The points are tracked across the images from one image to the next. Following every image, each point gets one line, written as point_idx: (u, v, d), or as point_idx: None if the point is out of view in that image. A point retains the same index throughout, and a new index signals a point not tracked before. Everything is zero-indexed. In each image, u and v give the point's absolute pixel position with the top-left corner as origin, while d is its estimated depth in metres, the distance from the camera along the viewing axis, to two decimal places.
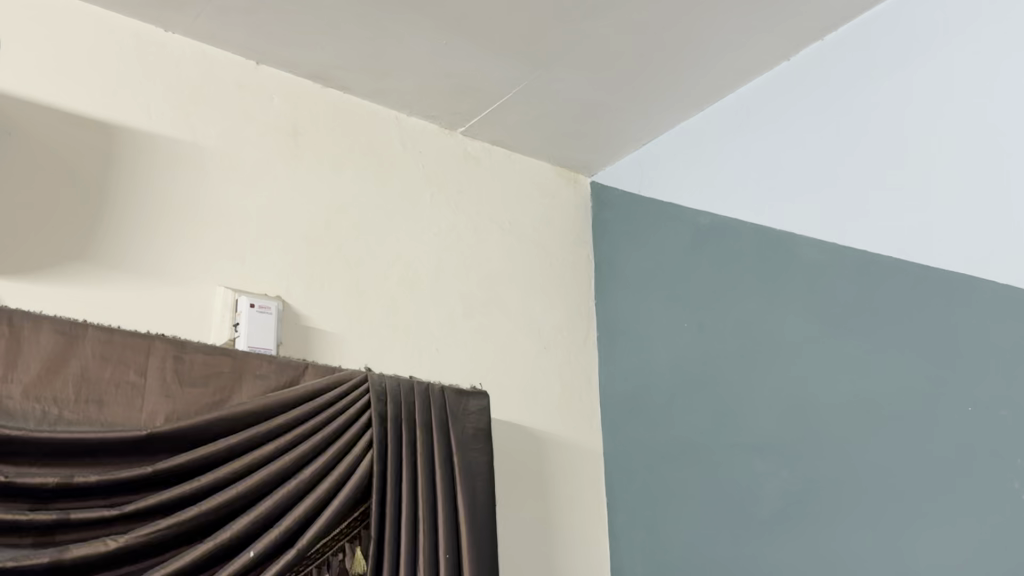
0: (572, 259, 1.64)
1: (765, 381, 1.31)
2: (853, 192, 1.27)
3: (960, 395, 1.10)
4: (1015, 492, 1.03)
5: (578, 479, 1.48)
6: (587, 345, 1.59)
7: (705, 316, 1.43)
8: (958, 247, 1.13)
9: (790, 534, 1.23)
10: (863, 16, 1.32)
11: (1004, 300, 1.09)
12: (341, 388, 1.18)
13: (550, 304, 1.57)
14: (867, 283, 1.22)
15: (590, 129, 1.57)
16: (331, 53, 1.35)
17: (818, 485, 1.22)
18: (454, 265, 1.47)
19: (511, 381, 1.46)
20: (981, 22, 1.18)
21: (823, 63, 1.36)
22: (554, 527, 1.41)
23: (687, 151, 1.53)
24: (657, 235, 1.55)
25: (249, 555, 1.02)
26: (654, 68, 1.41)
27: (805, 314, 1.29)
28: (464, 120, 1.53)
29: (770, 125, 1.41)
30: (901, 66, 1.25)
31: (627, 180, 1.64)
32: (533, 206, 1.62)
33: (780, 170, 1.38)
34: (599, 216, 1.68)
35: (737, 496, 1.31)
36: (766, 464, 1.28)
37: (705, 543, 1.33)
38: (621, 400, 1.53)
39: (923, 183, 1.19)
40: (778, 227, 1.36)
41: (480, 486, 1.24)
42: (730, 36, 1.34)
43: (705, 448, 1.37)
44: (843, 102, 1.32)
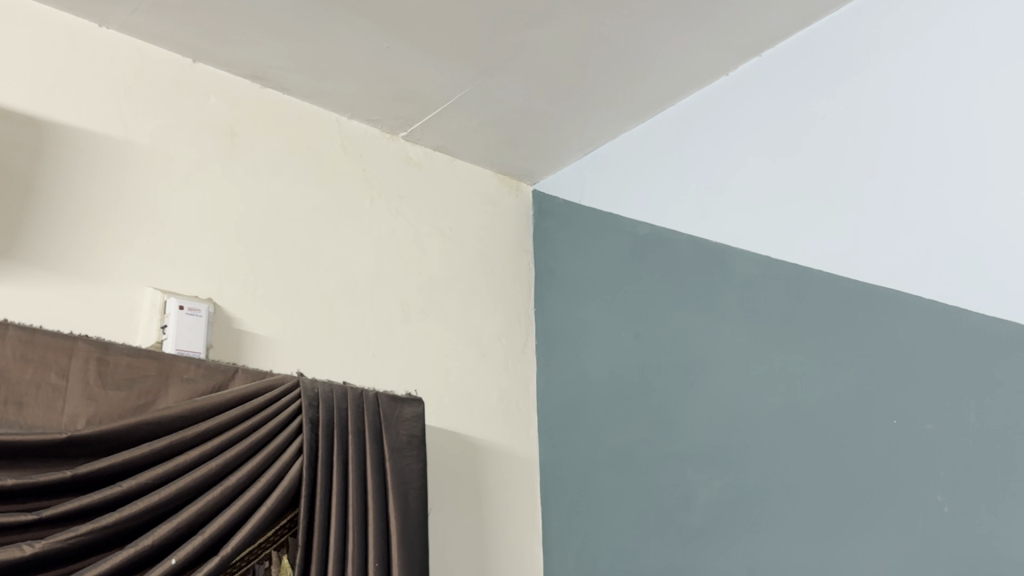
0: (513, 267, 1.63)
1: (699, 391, 1.32)
2: (788, 206, 1.29)
3: (886, 408, 1.12)
4: (939, 505, 1.04)
5: (514, 488, 1.47)
6: (525, 353, 1.59)
7: (642, 325, 1.44)
8: (887, 262, 1.16)
9: (721, 544, 1.23)
10: (801, 33, 1.34)
11: (929, 315, 1.11)
12: (271, 393, 1.16)
13: (489, 312, 1.56)
14: (799, 296, 1.24)
15: (533, 137, 1.57)
16: (271, 53, 1.33)
17: (749, 495, 1.22)
18: (393, 269, 1.45)
19: (448, 388, 1.45)
20: (914, 41, 1.20)
21: (763, 77, 1.38)
22: (489, 536, 1.41)
23: (628, 161, 1.54)
24: (597, 245, 1.55)
25: (171, 562, 0.99)
26: (597, 78, 1.42)
27: (740, 326, 1.30)
28: (406, 125, 1.52)
29: (709, 137, 1.43)
30: (837, 83, 1.28)
31: (568, 189, 1.65)
32: (474, 213, 1.62)
33: (718, 183, 1.39)
34: (540, 225, 1.69)
35: (670, 505, 1.31)
36: (699, 474, 1.29)
37: (637, 552, 1.33)
38: (559, 408, 1.53)
39: (854, 199, 1.21)
40: (714, 239, 1.37)
41: (412, 493, 1.23)
42: (673, 48, 1.35)
43: (639, 458, 1.37)
44: (779, 118, 1.34)
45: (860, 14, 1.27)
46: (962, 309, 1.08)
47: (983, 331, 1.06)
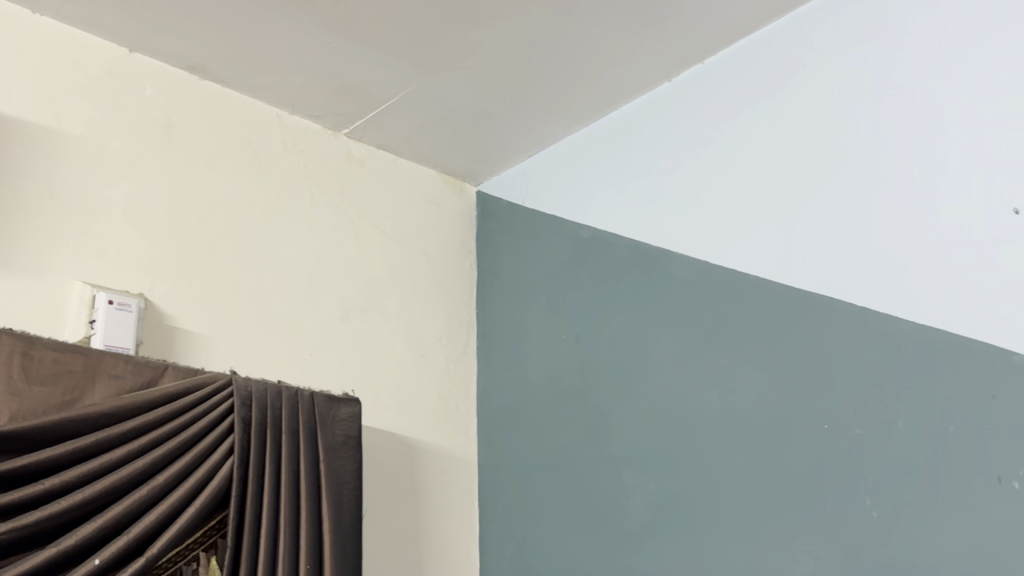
0: (455, 267, 1.63)
1: (637, 395, 1.33)
2: (726, 212, 1.30)
3: (817, 413, 1.13)
4: (866, 509, 1.06)
5: (451, 489, 1.46)
6: (465, 354, 1.58)
7: (582, 328, 1.44)
8: (820, 269, 1.17)
9: (655, 547, 1.24)
10: (743, 42, 1.36)
11: (859, 322, 1.12)
12: (202, 391, 1.14)
13: (430, 312, 1.55)
14: (736, 302, 1.25)
15: (477, 138, 1.56)
16: (210, 45, 1.31)
17: (683, 498, 1.23)
18: (332, 268, 1.44)
19: (386, 388, 1.43)
20: (851, 52, 1.22)
21: (705, 84, 1.39)
22: (425, 537, 1.39)
23: (571, 164, 1.54)
24: (540, 248, 1.55)
25: (95, 562, 0.96)
26: (542, 80, 1.42)
27: (678, 330, 1.31)
28: (349, 122, 1.50)
29: (651, 142, 1.44)
30: (776, 91, 1.29)
31: (512, 191, 1.65)
32: (417, 212, 1.61)
33: (657, 189, 1.40)
34: (483, 226, 1.68)
35: (606, 508, 1.32)
36: (635, 476, 1.29)
37: (572, 554, 1.33)
38: (498, 410, 1.52)
39: (791, 206, 1.23)
40: (654, 244, 1.38)
41: (347, 494, 1.21)
42: (619, 52, 1.36)
43: (577, 460, 1.38)
44: (721, 125, 1.35)
45: (798, 25, 1.29)
46: (892, 317, 1.09)
47: (912, 338, 1.07)
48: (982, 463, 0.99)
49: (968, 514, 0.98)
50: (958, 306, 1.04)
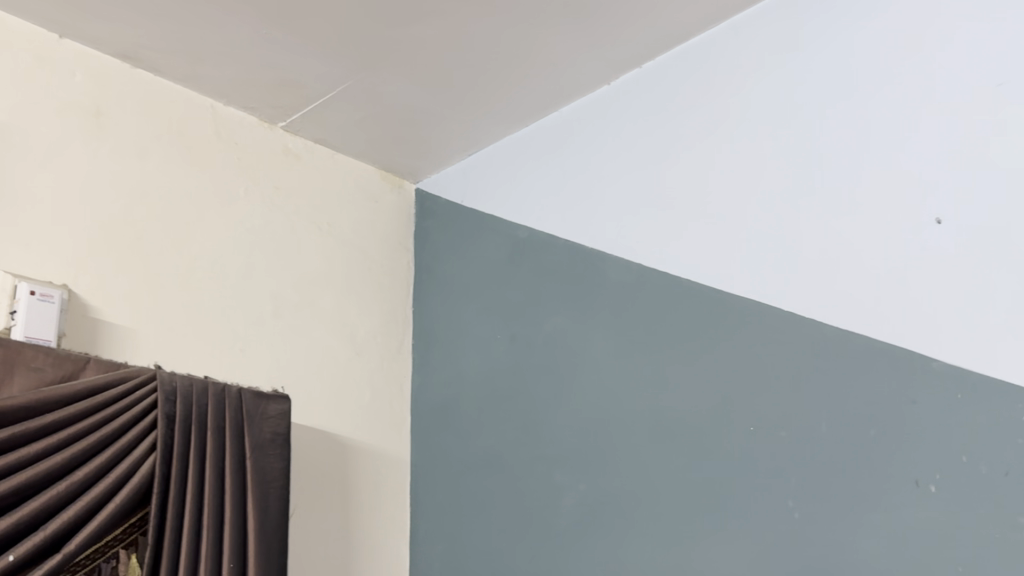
0: (391, 264, 1.62)
1: (569, 395, 1.34)
2: (659, 216, 1.31)
3: (743, 415, 1.15)
4: (789, 511, 1.07)
5: (383, 488, 1.45)
6: (400, 352, 1.58)
7: (517, 328, 1.44)
8: (749, 273, 1.19)
9: (583, 548, 1.24)
10: (680, 48, 1.37)
11: (785, 327, 1.14)
12: (124, 385, 1.12)
13: (365, 309, 1.54)
14: (667, 304, 1.27)
15: (416, 135, 1.56)
16: (144, 33, 1.28)
17: (612, 499, 1.24)
18: (265, 262, 1.42)
19: (318, 384, 1.42)
20: (784, 63, 1.24)
21: (641, 88, 1.40)
22: (354, 536, 1.38)
23: (510, 164, 1.55)
24: (477, 246, 1.55)
25: (10, 559, 0.94)
26: (482, 78, 1.41)
27: (611, 332, 1.32)
28: (286, 115, 1.49)
29: (589, 145, 1.44)
30: (711, 98, 1.31)
31: (451, 189, 1.64)
32: (354, 208, 1.59)
33: (593, 191, 1.41)
34: (421, 224, 1.68)
35: (536, 508, 1.32)
36: (565, 476, 1.30)
37: (501, 554, 1.33)
38: (432, 409, 1.52)
39: (722, 211, 1.24)
40: (590, 246, 1.39)
41: (273, 492, 1.20)
42: (558, 54, 1.37)
43: (508, 459, 1.38)
44: (656, 129, 1.36)
45: (734, 33, 1.31)
46: (817, 322, 1.11)
47: (836, 343, 1.09)
48: (900, 467, 1.01)
49: (886, 516, 1.00)
50: (880, 312, 1.06)
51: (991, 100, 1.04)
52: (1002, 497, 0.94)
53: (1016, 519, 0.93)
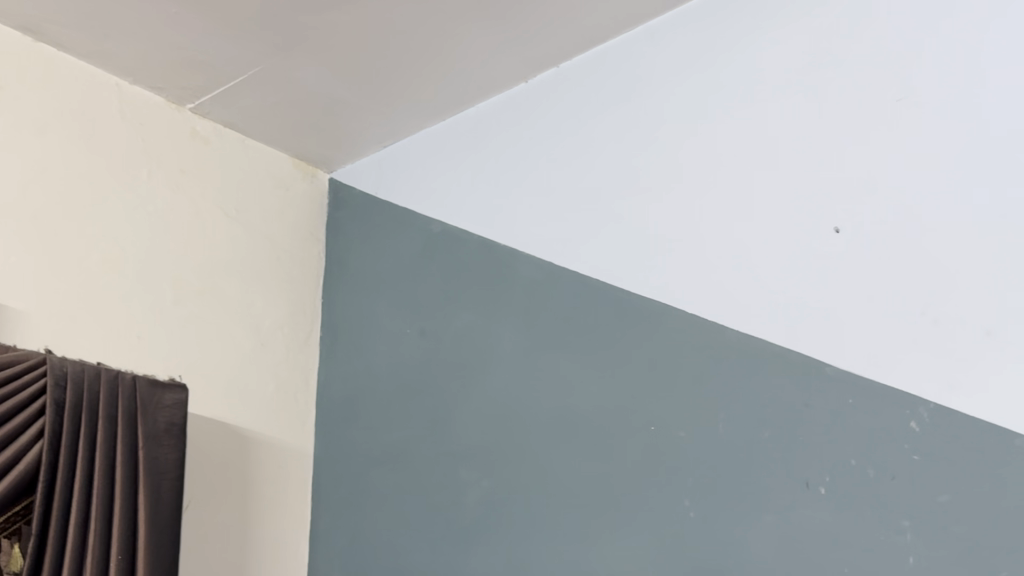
0: (301, 254, 1.59)
1: (476, 392, 1.33)
2: (569, 215, 1.32)
3: (644, 415, 1.16)
4: (685, 509, 1.09)
5: (284, 481, 1.43)
6: (308, 344, 1.55)
7: (427, 322, 1.43)
8: (656, 275, 1.20)
9: (483, 544, 1.24)
10: (596, 49, 1.38)
11: (687, 328, 1.16)
12: (11, 370, 1.08)
13: (272, 299, 1.51)
14: (575, 302, 1.27)
15: (330, 124, 1.53)
16: (47, 5, 1.23)
17: (514, 495, 1.24)
18: (168, 248, 1.38)
19: (219, 374, 1.39)
20: (699, 69, 1.26)
21: (558, 87, 1.40)
22: (252, 529, 1.36)
23: (426, 157, 1.54)
24: (390, 240, 1.53)
25: None
26: (399, 69, 1.40)
27: (520, 329, 1.32)
28: (195, 97, 1.45)
29: (505, 141, 1.44)
30: (625, 100, 1.32)
31: (366, 180, 1.62)
32: (264, 196, 1.56)
33: (506, 188, 1.41)
34: (334, 215, 1.65)
35: (438, 503, 1.31)
36: (468, 472, 1.29)
37: (401, 548, 1.32)
38: (338, 402, 1.50)
39: (632, 212, 1.25)
40: (502, 243, 1.38)
41: (167, 485, 1.15)
42: (476, 49, 1.36)
43: (413, 454, 1.37)
44: (570, 128, 1.37)
45: (650, 37, 1.32)
46: (719, 325, 1.13)
47: (736, 346, 1.11)
48: (792, 468, 1.03)
49: (776, 516, 1.02)
50: (780, 318, 1.08)
51: (891, 114, 1.07)
52: (888, 500, 0.97)
53: (900, 522, 0.95)
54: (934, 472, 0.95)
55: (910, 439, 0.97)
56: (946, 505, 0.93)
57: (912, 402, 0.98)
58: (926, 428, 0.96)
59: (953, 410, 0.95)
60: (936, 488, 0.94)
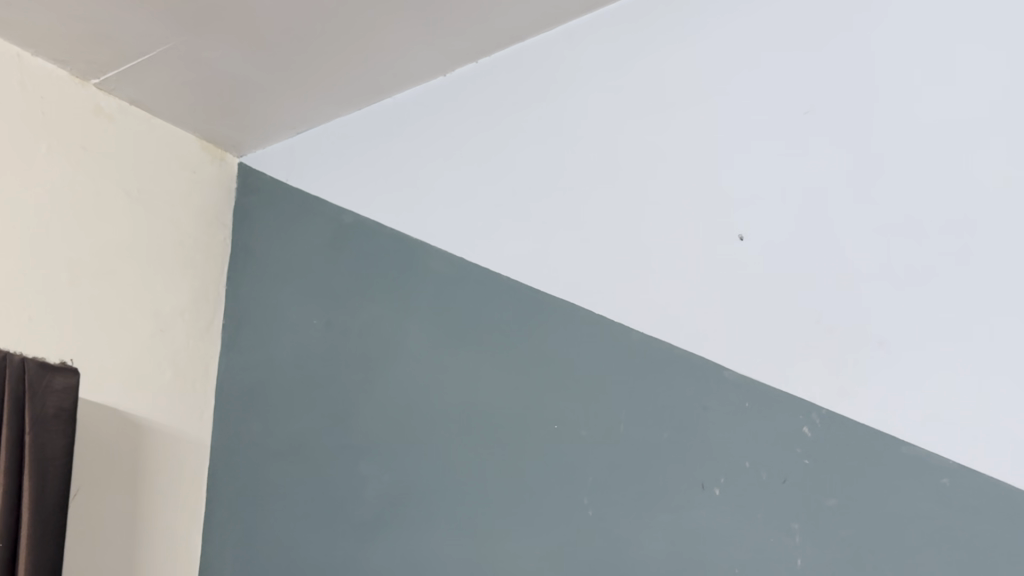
0: (205, 239, 1.55)
1: (381, 386, 1.32)
2: (481, 211, 1.32)
3: (547, 413, 1.16)
4: (584, 507, 1.10)
5: (179, 472, 1.39)
6: (209, 331, 1.51)
7: (333, 313, 1.41)
8: (565, 275, 1.21)
9: (382, 539, 1.23)
10: (514, 47, 1.38)
11: (594, 329, 1.17)
12: None
13: (172, 284, 1.47)
14: (484, 298, 1.27)
15: (241, 107, 1.50)
16: None
17: (414, 490, 1.23)
18: (65, 227, 1.32)
19: (114, 360, 1.34)
20: (615, 72, 1.27)
21: (475, 82, 1.40)
22: (143, 520, 1.32)
23: (339, 146, 1.51)
24: (299, 228, 1.51)
25: None
26: (315, 55, 1.37)
27: (427, 324, 1.31)
28: (101, 72, 1.39)
29: (420, 134, 1.43)
30: (541, 99, 1.32)
31: (276, 166, 1.59)
32: (169, 178, 1.52)
33: (419, 180, 1.40)
34: (242, 200, 1.62)
35: (337, 497, 1.29)
36: (370, 467, 1.28)
37: (298, 543, 1.30)
38: (238, 392, 1.47)
39: (544, 211, 1.26)
40: (413, 236, 1.37)
41: (54, 475, 1.11)
42: (394, 40, 1.35)
43: (314, 447, 1.35)
44: (486, 123, 1.36)
45: (568, 38, 1.33)
46: (624, 327, 1.14)
47: (640, 347, 1.12)
48: (688, 469, 1.05)
49: (672, 516, 1.04)
50: (683, 321, 1.10)
51: (800, 126, 1.10)
52: (779, 501, 0.99)
53: (789, 524, 0.98)
54: (823, 476, 0.98)
55: (801, 443, 1.00)
56: (834, 508, 0.97)
57: (805, 408, 1.01)
58: (817, 433, 0.99)
59: (843, 416, 0.98)
60: (824, 491, 0.97)
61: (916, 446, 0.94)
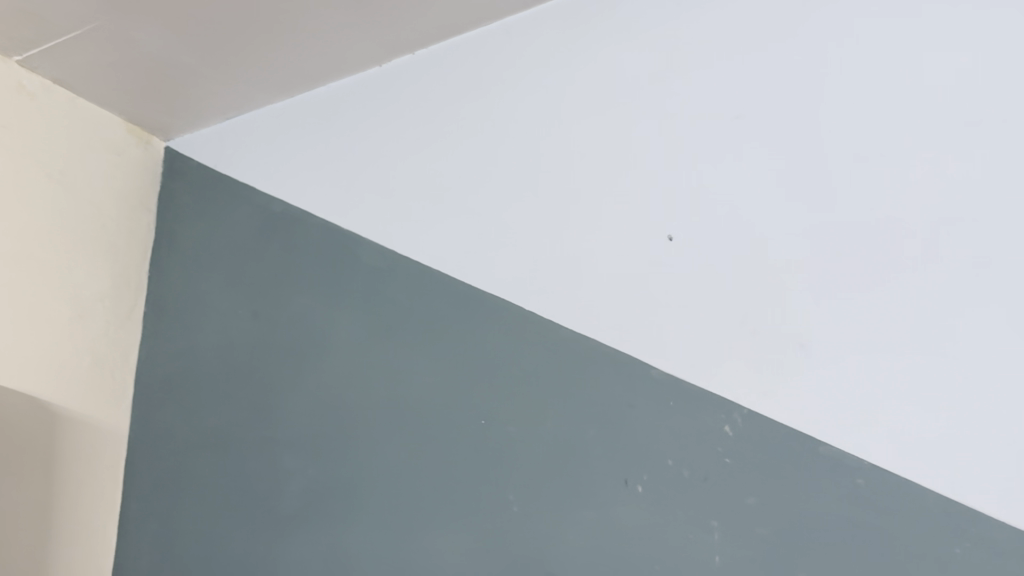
0: (129, 224, 1.51)
1: (307, 378, 1.30)
2: (413, 204, 1.31)
3: (474, 408, 1.16)
4: (508, 504, 1.10)
5: (95, 463, 1.35)
6: (129, 319, 1.47)
7: (260, 303, 1.39)
8: (496, 271, 1.21)
9: (303, 534, 1.21)
10: (452, 40, 1.37)
11: (523, 325, 1.17)
12: None
13: (94, 270, 1.42)
14: (414, 292, 1.26)
15: (170, 90, 1.46)
16: None
17: (338, 485, 1.22)
18: None
19: (31, 348, 1.28)
20: (551, 70, 1.27)
21: (412, 75, 1.39)
22: (57, 513, 1.27)
23: (270, 134, 1.49)
24: (228, 216, 1.48)
25: None
26: (249, 41, 1.34)
27: (356, 316, 1.29)
28: (24, 49, 1.32)
29: (353, 125, 1.41)
30: (477, 93, 1.32)
31: (204, 151, 1.56)
32: (93, 161, 1.46)
33: (352, 171, 1.38)
34: (168, 185, 1.58)
35: (259, 491, 1.27)
36: (293, 460, 1.26)
37: (217, 537, 1.28)
38: (159, 382, 1.43)
39: (477, 206, 1.26)
40: (343, 228, 1.36)
41: None
42: (331, 30, 1.32)
43: (236, 440, 1.32)
44: (422, 116, 1.35)
45: (506, 34, 1.33)
46: (554, 324, 1.15)
47: (569, 345, 1.13)
48: (612, 466, 1.06)
49: (595, 513, 1.05)
50: (611, 320, 1.11)
51: (729, 130, 1.12)
52: (697, 499, 1.01)
53: (708, 522, 0.99)
54: (742, 474, 1.00)
55: (723, 442, 1.02)
56: (752, 507, 0.98)
57: (727, 407, 1.02)
58: (738, 432, 1.01)
59: (764, 416, 1.01)
60: (743, 490, 0.99)
61: (833, 446, 0.97)
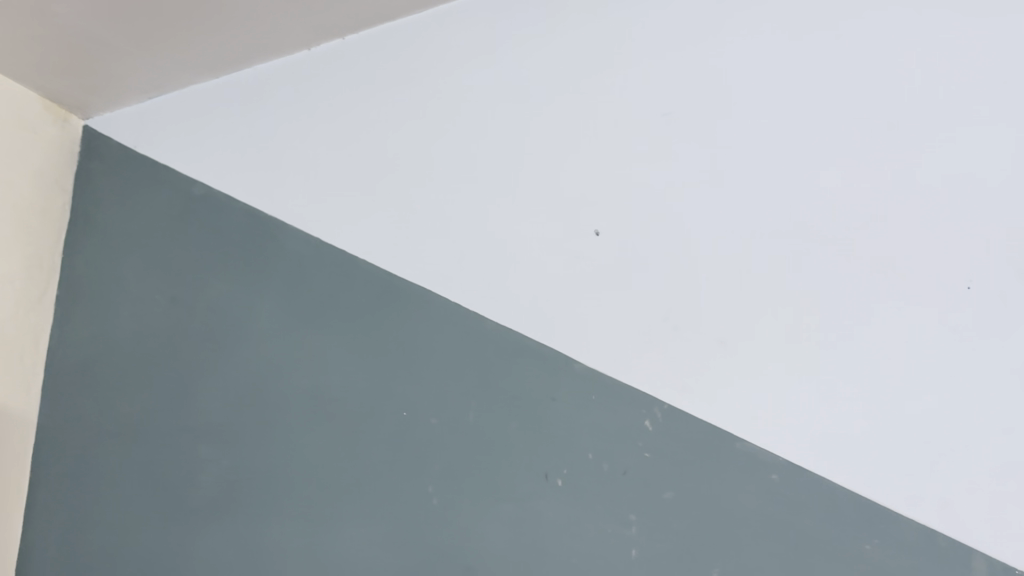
0: (44, 203, 1.44)
1: (226, 367, 1.27)
2: (340, 191, 1.29)
3: (396, 400, 1.15)
4: (428, 496, 1.09)
5: (3, 452, 1.29)
6: (42, 302, 1.41)
7: (179, 289, 1.35)
8: (422, 261, 1.20)
9: (218, 525, 1.18)
10: (383, 27, 1.35)
11: (448, 316, 1.16)
12: None
13: (7, 250, 1.35)
14: (338, 281, 1.24)
15: (89, 67, 1.41)
16: None
17: (255, 476, 1.19)
18: None
19: None
20: (482, 61, 1.26)
21: (342, 61, 1.36)
22: None
23: (194, 116, 1.45)
24: (147, 199, 1.44)
25: None
26: (174, 20, 1.30)
27: (279, 304, 1.27)
28: None
29: (280, 109, 1.38)
30: (408, 82, 1.30)
31: (124, 131, 1.51)
32: (9, 136, 1.39)
33: (278, 157, 1.35)
34: (86, 165, 1.52)
35: (173, 481, 1.24)
36: (209, 450, 1.23)
37: (127, 528, 1.24)
38: (70, 369, 1.38)
39: (404, 195, 1.24)
40: (267, 214, 1.33)
41: None
42: (260, 12, 1.29)
43: (150, 429, 1.28)
44: (351, 103, 1.33)
45: (438, 22, 1.31)
46: (478, 316, 1.14)
47: (494, 338, 1.12)
48: (533, 460, 1.06)
49: (515, 506, 1.05)
50: (536, 313, 1.11)
51: (657, 128, 1.13)
52: (614, 492, 1.01)
53: (626, 516, 1.00)
54: (660, 468, 1.00)
55: (643, 436, 1.02)
56: (670, 501, 0.99)
57: (648, 402, 1.03)
58: (659, 427, 1.02)
59: (684, 412, 1.01)
60: (661, 485, 1.00)
61: (751, 443, 0.98)
